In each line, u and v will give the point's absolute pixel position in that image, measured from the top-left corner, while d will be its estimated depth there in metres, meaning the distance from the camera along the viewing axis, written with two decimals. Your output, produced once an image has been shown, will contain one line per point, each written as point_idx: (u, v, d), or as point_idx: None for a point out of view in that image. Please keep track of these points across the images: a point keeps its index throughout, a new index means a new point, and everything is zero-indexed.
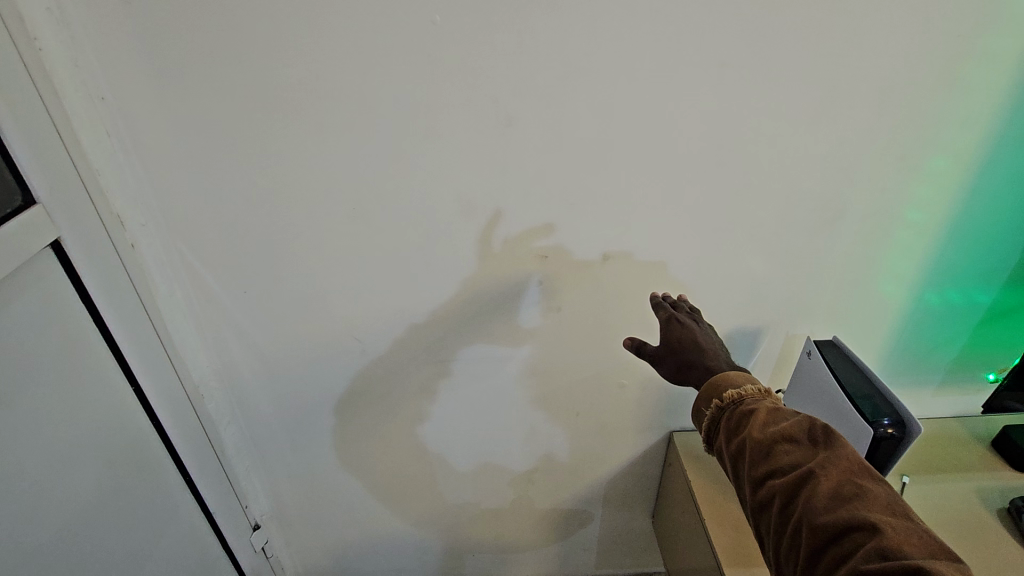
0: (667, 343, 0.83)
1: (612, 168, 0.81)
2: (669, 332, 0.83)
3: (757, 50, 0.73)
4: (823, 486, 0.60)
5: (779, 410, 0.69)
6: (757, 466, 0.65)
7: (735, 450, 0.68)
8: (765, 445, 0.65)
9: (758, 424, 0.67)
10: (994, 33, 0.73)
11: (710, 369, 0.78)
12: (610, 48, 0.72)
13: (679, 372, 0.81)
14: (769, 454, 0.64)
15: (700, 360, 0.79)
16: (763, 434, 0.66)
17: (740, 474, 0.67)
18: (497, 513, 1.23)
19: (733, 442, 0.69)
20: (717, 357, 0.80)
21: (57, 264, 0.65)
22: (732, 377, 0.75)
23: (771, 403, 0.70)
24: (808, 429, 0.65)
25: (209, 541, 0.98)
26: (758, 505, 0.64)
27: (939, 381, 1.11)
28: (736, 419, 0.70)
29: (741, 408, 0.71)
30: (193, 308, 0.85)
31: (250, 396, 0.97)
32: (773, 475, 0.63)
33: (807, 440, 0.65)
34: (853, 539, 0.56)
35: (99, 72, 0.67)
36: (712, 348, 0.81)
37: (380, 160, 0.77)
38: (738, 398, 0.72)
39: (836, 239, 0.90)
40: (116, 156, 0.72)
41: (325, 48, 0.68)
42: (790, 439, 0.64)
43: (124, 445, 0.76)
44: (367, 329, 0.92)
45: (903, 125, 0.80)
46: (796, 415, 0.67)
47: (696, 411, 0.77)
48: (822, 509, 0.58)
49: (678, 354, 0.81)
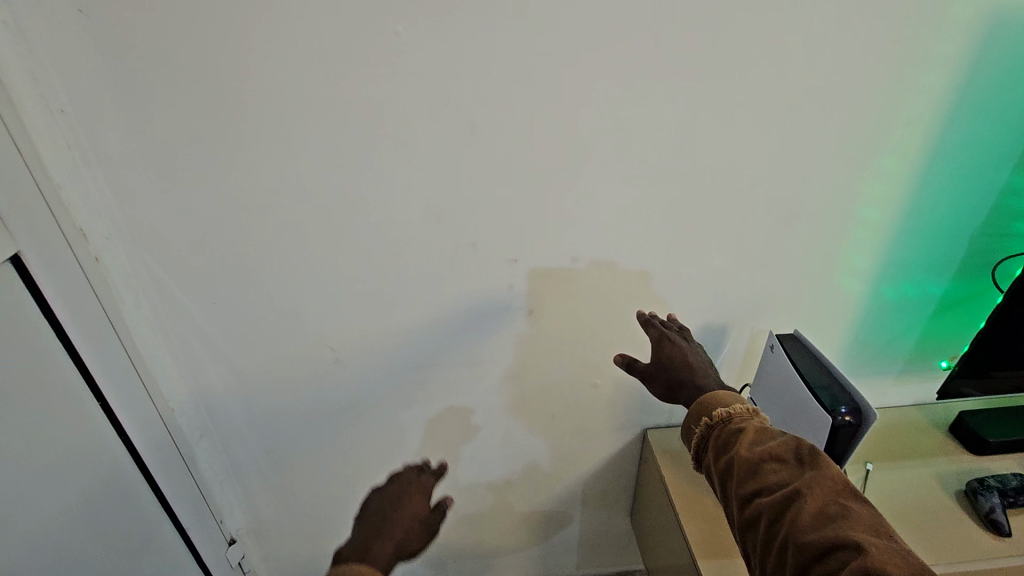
0: (659, 360, 0.86)
1: (576, 171, 0.82)
2: (660, 351, 0.86)
3: (712, 50, 0.75)
4: (809, 504, 0.60)
5: (767, 430, 0.69)
6: (744, 483, 0.65)
7: (723, 467, 0.69)
8: (752, 462, 0.65)
9: (746, 442, 0.68)
10: (929, 36, 0.77)
11: (700, 387, 0.80)
12: (571, 52, 0.73)
13: (671, 389, 0.84)
14: (755, 471, 0.65)
15: (691, 378, 0.81)
16: (750, 452, 0.66)
17: (728, 492, 0.67)
18: (477, 515, 1.24)
19: (721, 459, 0.70)
20: (708, 376, 0.81)
21: (19, 281, 0.67)
22: (724, 397, 0.75)
23: (759, 422, 0.71)
24: (795, 448, 0.65)
25: (181, 553, 0.98)
26: (745, 524, 0.64)
27: (896, 373, 1.12)
28: (725, 436, 0.71)
29: (729, 426, 0.71)
30: (159, 319, 0.87)
31: (221, 406, 0.98)
32: (759, 493, 0.63)
33: (793, 459, 0.65)
34: (839, 558, 0.55)
35: (57, 85, 0.68)
36: (703, 368, 0.82)
37: (344, 169, 0.78)
38: (727, 415, 0.73)
39: (794, 238, 0.92)
40: (77, 169, 0.73)
41: (288, 58, 0.70)
42: (777, 458, 0.65)
43: (93, 453, 0.78)
44: (340, 338, 0.93)
45: (852, 122, 0.82)
46: (783, 434, 0.68)
47: (686, 428, 0.78)
48: (807, 527, 0.58)
49: (669, 372, 0.84)
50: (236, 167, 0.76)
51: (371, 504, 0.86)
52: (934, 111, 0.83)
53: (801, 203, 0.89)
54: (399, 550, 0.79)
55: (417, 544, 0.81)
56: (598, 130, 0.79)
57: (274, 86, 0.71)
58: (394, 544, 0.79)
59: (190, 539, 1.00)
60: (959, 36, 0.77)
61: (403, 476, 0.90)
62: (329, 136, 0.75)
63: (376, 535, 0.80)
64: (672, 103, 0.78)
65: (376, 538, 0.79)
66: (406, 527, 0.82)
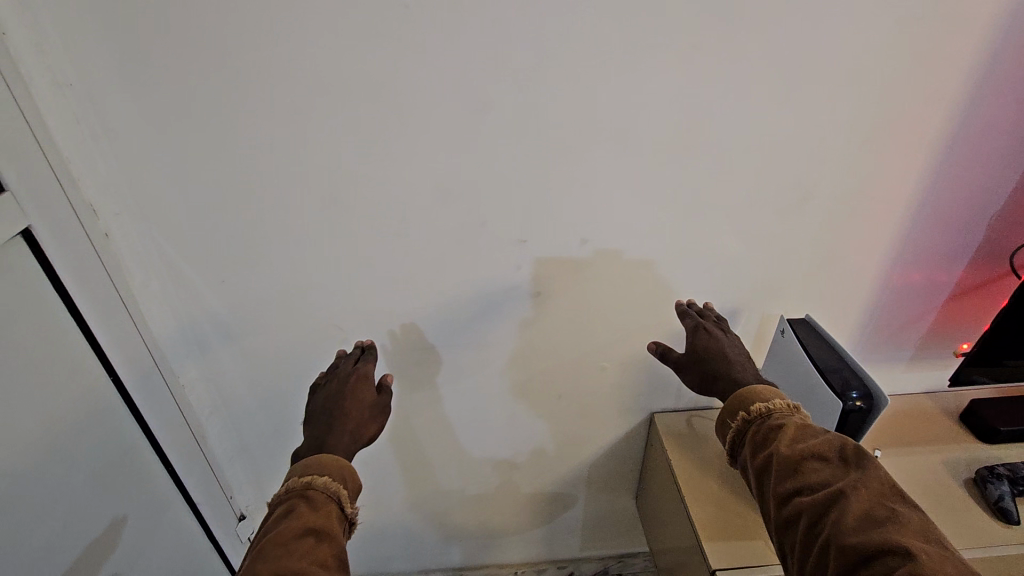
0: (694, 351, 0.86)
1: (587, 151, 0.81)
2: (697, 340, 0.87)
3: (727, 27, 0.73)
4: (854, 506, 0.61)
5: (808, 429, 0.71)
6: (784, 481, 0.67)
7: (761, 464, 0.71)
8: (793, 459, 0.68)
9: (786, 440, 0.70)
10: (955, 15, 0.74)
11: (738, 381, 0.82)
12: (585, 29, 0.72)
13: (703, 380, 0.85)
14: (796, 469, 0.67)
15: (727, 371, 0.83)
16: (790, 450, 0.69)
17: (766, 489, 0.69)
18: (482, 496, 1.25)
19: (759, 456, 0.72)
20: (744, 369, 0.83)
21: (29, 253, 0.70)
22: (761, 392, 0.78)
23: (800, 420, 0.73)
24: (839, 448, 0.68)
25: (187, 523, 1.02)
26: (784, 522, 0.66)
27: (907, 360, 1.12)
28: (763, 433, 0.73)
29: (768, 422, 0.74)
30: (170, 296, 0.87)
31: (229, 384, 0.98)
32: (800, 492, 0.65)
33: (837, 460, 0.67)
34: (885, 562, 0.56)
35: (64, 58, 0.68)
36: (740, 362, 0.84)
37: (352, 147, 0.77)
38: (766, 411, 0.75)
39: (807, 222, 0.91)
40: (87, 144, 0.73)
41: (297, 33, 0.69)
42: (819, 457, 0.67)
43: (102, 422, 0.81)
44: (348, 318, 0.93)
45: (868, 104, 0.80)
46: (826, 434, 0.70)
47: (722, 422, 0.80)
48: (851, 529, 0.60)
49: (704, 363, 0.85)
50: (244, 142, 0.75)
51: (317, 406, 0.82)
52: (956, 92, 0.80)
53: (816, 187, 0.87)
54: (357, 437, 0.80)
55: (371, 426, 0.83)
56: (610, 110, 0.78)
57: (281, 61, 0.70)
58: (350, 433, 0.79)
59: (201, 512, 1.03)
60: (987, 16, 0.74)
61: (340, 370, 0.87)
62: (337, 113, 0.75)
63: (329, 430, 0.78)
64: (686, 83, 0.77)
65: (330, 432, 0.78)
66: (358, 417, 0.81)
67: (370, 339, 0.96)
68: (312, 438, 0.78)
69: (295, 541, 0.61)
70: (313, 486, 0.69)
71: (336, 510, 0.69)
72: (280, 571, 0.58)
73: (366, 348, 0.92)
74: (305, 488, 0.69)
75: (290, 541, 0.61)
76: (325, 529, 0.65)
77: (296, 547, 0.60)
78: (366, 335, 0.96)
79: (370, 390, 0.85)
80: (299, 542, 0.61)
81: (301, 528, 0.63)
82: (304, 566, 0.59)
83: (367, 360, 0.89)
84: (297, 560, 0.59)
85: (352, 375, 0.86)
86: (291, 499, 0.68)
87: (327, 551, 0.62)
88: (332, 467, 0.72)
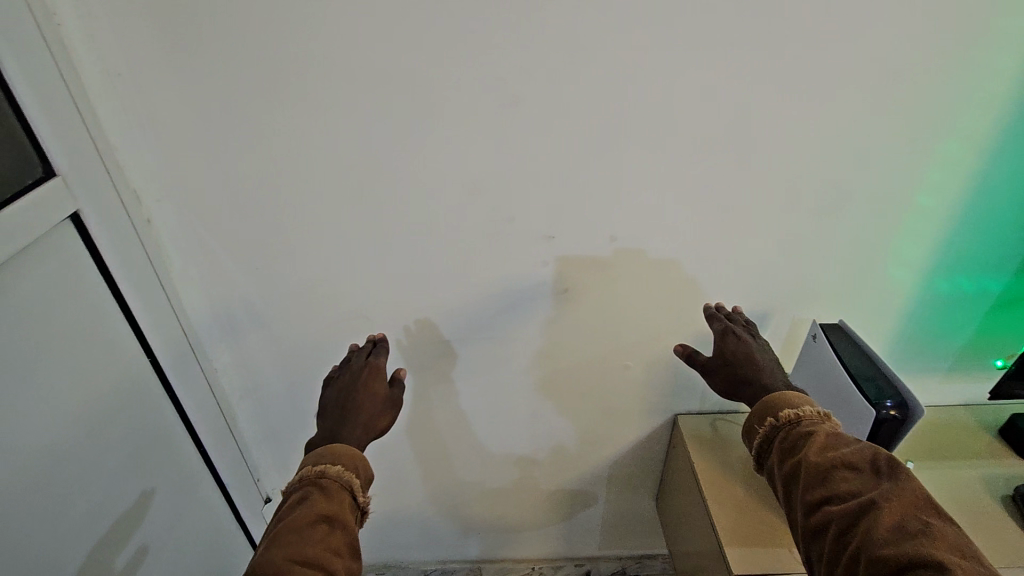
0: (722, 355, 0.86)
1: (618, 148, 0.81)
2: (723, 345, 0.86)
3: (766, 24, 0.71)
4: (886, 517, 0.60)
5: (839, 437, 0.70)
6: (812, 490, 0.66)
7: (789, 472, 0.70)
8: (822, 468, 0.66)
9: (816, 448, 0.69)
10: (1008, 12, 0.71)
11: (766, 387, 0.80)
12: (620, 25, 0.71)
13: (731, 386, 0.84)
14: (825, 478, 0.66)
15: (755, 377, 0.81)
16: (819, 458, 0.67)
17: (793, 498, 0.68)
18: (502, 490, 1.26)
19: (786, 463, 0.71)
20: (774, 376, 0.81)
21: (77, 236, 0.73)
22: (790, 398, 0.76)
23: (830, 427, 0.71)
24: (871, 458, 0.66)
25: (216, 503, 1.05)
26: (811, 531, 0.65)
27: (944, 371, 1.08)
28: (791, 440, 0.72)
29: (796, 429, 0.72)
30: (205, 282, 0.90)
31: (259, 370, 1.01)
32: (828, 501, 0.64)
33: (869, 469, 0.65)
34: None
35: (114, 49, 0.70)
36: (769, 368, 0.82)
37: (384, 140, 0.78)
38: (795, 418, 0.74)
39: (843, 225, 0.89)
40: (133, 133, 0.76)
41: (334, 26, 0.70)
42: (849, 466, 0.65)
43: (139, 403, 0.84)
44: (376, 308, 0.95)
45: (911, 105, 0.78)
46: (857, 443, 0.68)
47: (748, 428, 0.79)
48: (882, 541, 0.58)
49: (735, 368, 0.84)
50: (279, 133, 0.77)
51: (331, 397, 0.84)
52: (1006, 93, 0.77)
53: (854, 190, 0.85)
54: (368, 430, 0.81)
55: (384, 418, 0.85)
56: (643, 107, 0.77)
57: (318, 54, 0.71)
58: (362, 425, 0.80)
59: (229, 493, 1.07)
60: None
61: (352, 364, 0.89)
62: (371, 106, 0.75)
63: (340, 423, 0.80)
64: (721, 81, 0.75)
65: (343, 425, 0.79)
66: (370, 408, 0.83)
67: (381, 333, 0.97)
68: (325, 430, 0.79)
69: (309, 528, 0.63)
70: (326, 475, 0.70)
71: (349, 499, 0.70)
72: (296, 557, 0.60)
73: (378, 343, 0.94)
74: (318, 477, 0.70)
75: (305, 528, 0.63)
76: (338, 516, 0.67)
77: (311, 535, 0.63)
78: (378, 330, 0.97)
79: (384, 385, 0.87)
80: (314, 529, 0.63)
81: (315, 517, 0.65)
82: (320, 552, 0.62)
83: (379, 354, 0.92)
84: (312, 548, 0.61)
85: (365, 368, 0.88)
86: (305, 487, 0.69)
87: (339, 539, 0.65)
88: (343, 457, 0.73)
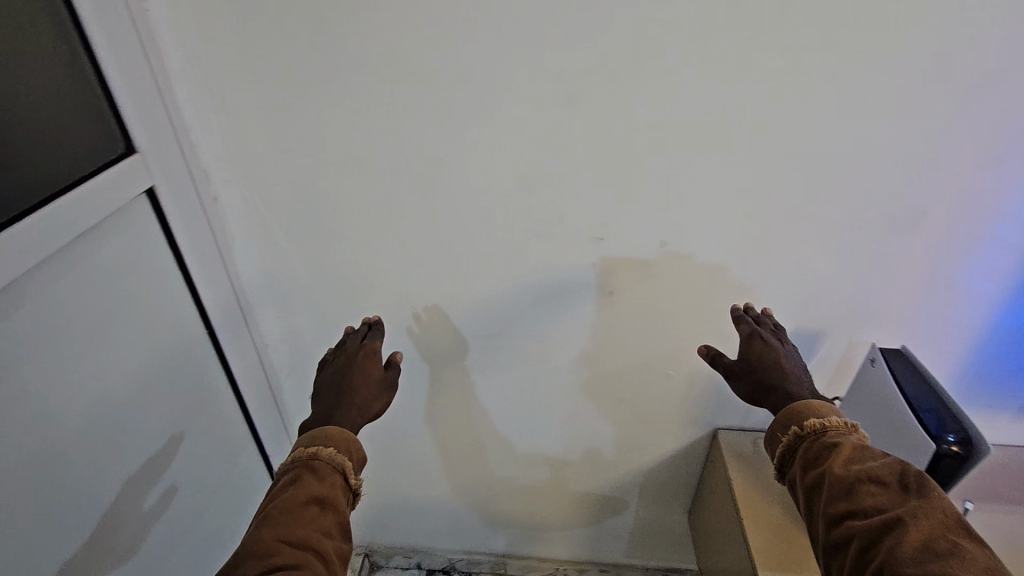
0: (746, 359, 0.82)
1: (677, 152, 0.79)
2: (750, 348, 0.82)
3: (847, 29, 0.68)
4: (912, 535, 0.58)
5: (865, 449, 0.67)
6: (835, 503, 0.64)
7: (811, 482, 0.68)
8: (846, 481, 0.64)
9: (840, 459, 0.66)
10: None
11: (790, 395, 0.77)
12: (689, 26, 0.69)
13: (754, 390, 0.81)
14: (849, 491, 0.63)
15: (781, 383, 0.78)
16: (844, 471, 0.65)
17: (815, 509, 0.66)
18: (532, 488, 1.26)
19: (809, 473, 0.69)
20: (800, 384, 0.78)
21: (151, 210, 0.77)
22: (815, 407, 0.73)
23: (856, 439, 0.69)
24: (899, 473, 0.63)
25: (257, 471, 1.10)
26: (833, 545, 0.63)
27: (1016, 410, 0.99)
28: (815, 450, 0.70)
29: (821, 439, 0.70)
30: (261, 260, 0.94)
31: (306, 348, 1.05)
32: (852, 515, 0.62)
33: (896, 485, 0.63)
34: None
35: (194, 35, 0.74)
36: (796, 375, 0.79)
37: (442, 133, 0.79)
38: (820, 427, 0.71)
39: (911, 245, 0.83)
40: (206, 115, 0.80)
41: (402, 19, 0.71)
42: (876, 480, 0.63)
43: (194, 371, 0.89)
44: (421, 297, 0.97)
45: (1002, 120, 0.72)
46: (885, 457, 0.66)
47: (771, 434, 0.76)
48: (907, 559, 0.56)
49: (758, 373, 0.80)
50: (341, 121, 0.79)
51: (327, 379, 0.85)
52: None
53: (929, 208, 0.80)
54: (363, 412, 0.82)
55: (378, 402, 0.85)
56: (707, 111, 0.75)
57: (384, 45, 0.73)
58: (357, 407, 0.81)
59: (269, 459, 1.13)
60: None
61: (348, 346, 0.89)
62: (431, 98, 0.76)
63: (337, 404, 0.81)
64: (792, 87, 0.72)
65: (338, 406, 0.80)
66: (367, 392, 0.84)
67: (376, 315, 0.97)
68: (321, 411, 0.80)
69: (299, 509, 0.65)
70: (318, 457, 0.72)
71: (341, 480, 0.71)
72: (284, 538, 0.63)
73: (373, 326, 0.94)
74: (310, 459, 0.72)
75: (296, 510, 0.65)
76: (330, 498, 0.69)
77: (300, 516, 0.65)
78: (372, 313, 0.97)
79: (380, 368, 0.88)
80: (304, 510, 0.66)
81: (306, 498, 0.67)
82: (309, 532, 0.64)
83: (374, 337, 0.91)
84: (301, 529, 0.64)
85: (361, 351, 0.88)
86: (297, 468, 0.71)
87: (330, 519, 0.67)
88: (335, 438, 0.74)
